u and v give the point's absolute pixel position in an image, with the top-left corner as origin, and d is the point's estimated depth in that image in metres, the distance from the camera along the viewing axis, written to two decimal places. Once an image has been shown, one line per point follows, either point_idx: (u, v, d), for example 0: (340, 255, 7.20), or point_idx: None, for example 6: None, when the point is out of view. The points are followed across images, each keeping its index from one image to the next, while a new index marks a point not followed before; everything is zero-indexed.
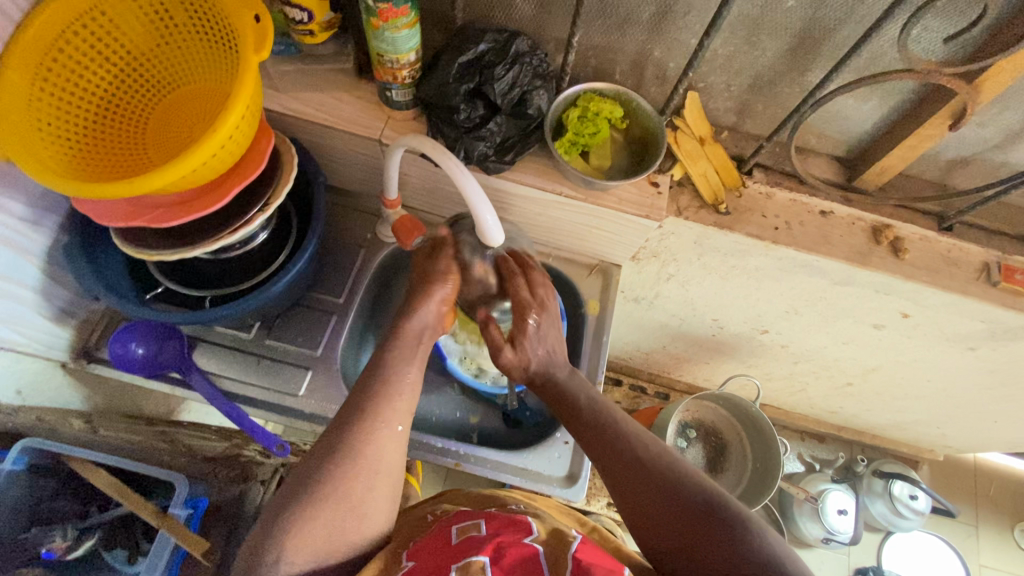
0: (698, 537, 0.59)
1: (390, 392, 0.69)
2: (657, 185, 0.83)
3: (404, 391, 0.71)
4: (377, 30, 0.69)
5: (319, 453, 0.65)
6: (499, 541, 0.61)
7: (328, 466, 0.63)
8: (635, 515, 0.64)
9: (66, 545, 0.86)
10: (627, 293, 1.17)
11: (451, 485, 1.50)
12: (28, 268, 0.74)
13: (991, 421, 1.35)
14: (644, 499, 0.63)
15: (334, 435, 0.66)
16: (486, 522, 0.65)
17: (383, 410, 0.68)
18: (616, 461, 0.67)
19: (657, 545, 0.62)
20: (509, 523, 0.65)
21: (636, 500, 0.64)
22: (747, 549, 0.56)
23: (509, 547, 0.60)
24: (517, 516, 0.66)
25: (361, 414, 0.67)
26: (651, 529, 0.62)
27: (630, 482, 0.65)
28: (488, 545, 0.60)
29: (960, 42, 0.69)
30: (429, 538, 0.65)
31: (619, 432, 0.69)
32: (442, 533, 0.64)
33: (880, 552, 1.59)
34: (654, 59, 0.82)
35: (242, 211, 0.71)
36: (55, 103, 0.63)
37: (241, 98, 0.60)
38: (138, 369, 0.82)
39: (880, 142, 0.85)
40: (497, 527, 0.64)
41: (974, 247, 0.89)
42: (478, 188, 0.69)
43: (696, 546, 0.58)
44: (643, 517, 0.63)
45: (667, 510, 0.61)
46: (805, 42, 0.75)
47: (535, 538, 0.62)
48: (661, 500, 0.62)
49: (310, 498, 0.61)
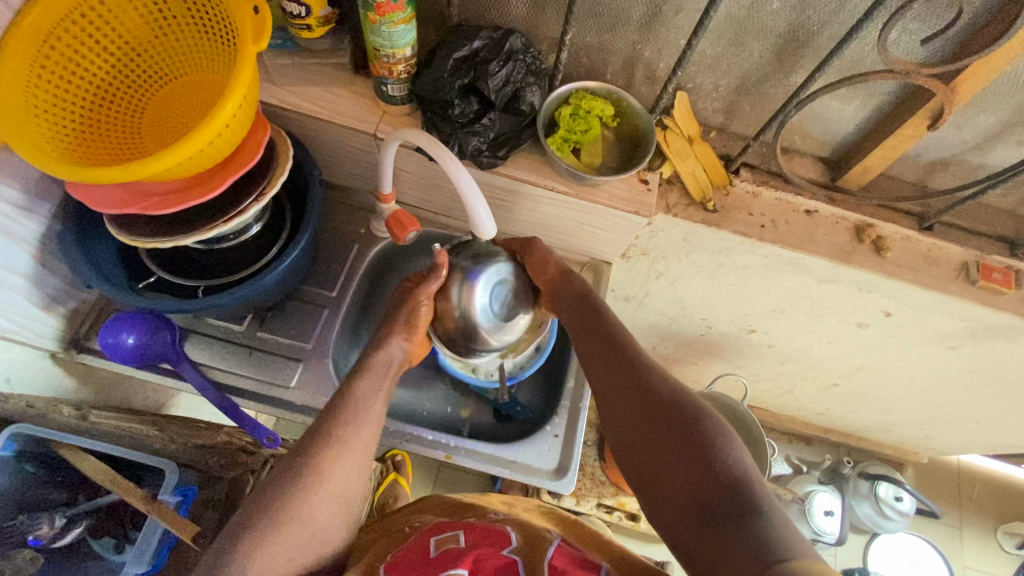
0: (671, 457, 0.58)
1: (354, 419, 0.69)
2: (647, 182, 0.85)
3: (370, 421, 0.70)
4: (374, 24, 0.70)
5: (279, 478, 0.64)
6: (478, 555, 0.61)
7: (288, 496, 0.63)
8: (622, 436, 0.65)
9: (53, 532, 0.87)
10: (618, 292, 1.19)
11: (441, 483, 1.50)
12: (20, 255, 0.75)
13: (973, 422, 1.37)
14: (632, 419, 0.64)
15: (299, 461, 0.65)
16: (465, 534, 0.65)
17: (349, 437, 0.67)
18: (613, 381, 0.68)
19: (636, 460, 0.62)
20: (488, 535, 0.65)
21: (625, 415, 0.65)
22: (715, 468, 0.54)
23: (487, 560, 0.60)
24: (496, 527, 0.67)
25: (326, 439, 0.66)
26: (634, 440, 0.63)
27: (622, 402, 0.66)
28: (468, 557, 0.60)
29: (936, 45, 0.72)
30: (407, 550, 0.65)
31: (625, 353, 0.69)
32: (420, 546, 0.64)
33: (865, 553, 1.61)
34: (645, 58, 0.84)
35: (237, 200, 0.72)
36: (53, 91, 0.64)
37: (240, 87, 0.61)
38: (129, 360, 0.82)
39: (864, 142, 0.88)
40: (476, 540, 0.64)
41: (954, 247, 0.92)
42: (468, 176, 0.71)
43: (668, 464, 0.58)
44: (630, 430, 0.64)
45: (650, 428, 0.61)
46: (790, 44, 0.77)
47: (512, 549, 0.63)
48: (646, 418, 0.62)
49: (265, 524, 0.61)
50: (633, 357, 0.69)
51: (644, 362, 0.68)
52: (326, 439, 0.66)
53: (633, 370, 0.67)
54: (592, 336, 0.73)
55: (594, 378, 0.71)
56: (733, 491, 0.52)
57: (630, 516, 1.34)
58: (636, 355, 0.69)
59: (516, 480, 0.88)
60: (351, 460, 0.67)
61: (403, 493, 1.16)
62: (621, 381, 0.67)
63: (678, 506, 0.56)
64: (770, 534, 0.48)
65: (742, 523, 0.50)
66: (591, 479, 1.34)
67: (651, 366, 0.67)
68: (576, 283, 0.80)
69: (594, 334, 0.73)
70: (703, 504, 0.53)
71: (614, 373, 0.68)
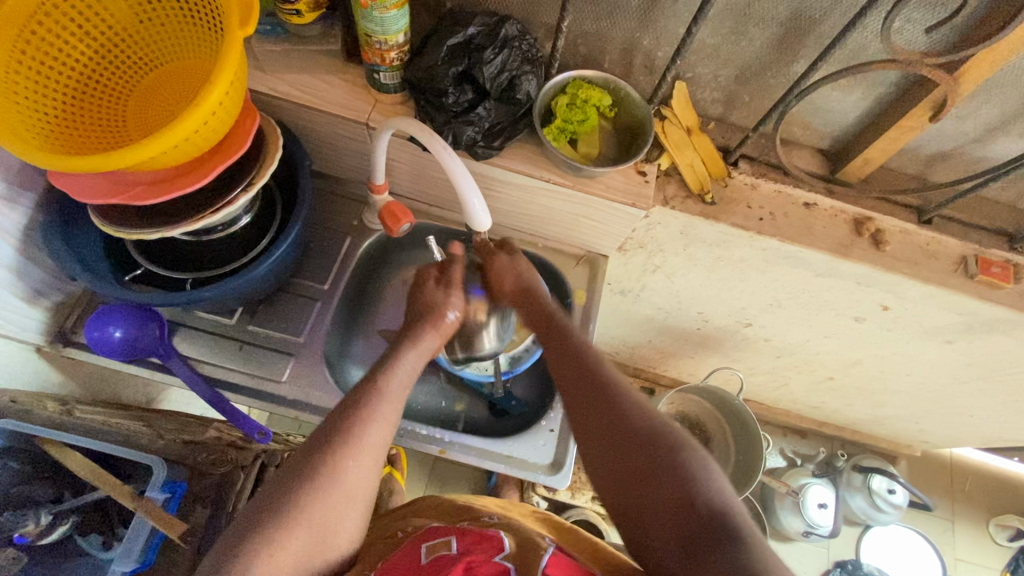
0: (649, 487, 0.57)
1: (366, 419, 0.66)
2: (644, 174, 0.83)
3: (384, 424, 0.67)
4: (366, 9, 0.68)
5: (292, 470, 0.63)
6: (469, 560, 0.60)
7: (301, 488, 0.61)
8: (592, 461, 0.62)
9: (38, 530, 0.86)
10: (614, 286, 1.18)
11: (435, 476, 1.49)
12: (2, 246, 0.73)
13: (967, 415, 1.38)
14: (604, 445, 0.61)
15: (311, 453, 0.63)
16: (457, 538, 0.64)
17: (361, 440, 0.65)
18: (582, 403, 0.65)
19: (604, 473, 0.61)
20: (481, 539, 0.64)
21: (588, 427, 0.63)
22: (699, 499, 0.54)
23: (479, 566, 0.59)
24: (489, 532, 0.66)
25: (336, 439, 0.64)
26: (600, 453, 0.61)
27: (592, 428, 0.63)
28: (460, 564, 0.59)
29: (940, 34, 0.71)
30: (398, 559, 0.63)
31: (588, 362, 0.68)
32: (411, 553, 0.63)
33: (858, 545, 1.62)
34: (643, 47, 0.82)
35: (225, 190, 0.70)
36: (34, 77, 0.62)
37: (226, 72, 0.59)
38: (116, 353, 0.80)
39: (865, 134, 0.87)
40: (468, 545, 0.63)
41: (953, 241, 0.91)
42: (464, 169, 0.69)
43: (645, 489, 0.57)
44: (594, 442, 0.62)
45: (626, 456, 0.59)
46: (791, 33, 0.76)
47: (506, 555, 0.61)
48: (620, 444, 0.60)
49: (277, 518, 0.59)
50: (599, 375, 0.66)
51: (610, 381, 0.66)
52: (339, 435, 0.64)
53: (598, 386, 0.65)
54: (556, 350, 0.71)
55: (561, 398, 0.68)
56: (719, 524, 0.53)
57: None
58: (601, 373, 0.67)
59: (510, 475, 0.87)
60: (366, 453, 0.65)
61: (398, 488, 1.14)
62: (584, 393, 0.65)
63: (655, 527, 0.55)
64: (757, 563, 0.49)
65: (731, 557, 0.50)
66: (585, 473, 1.33)
67: (620, 385, 0.65)
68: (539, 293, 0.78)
69: (559, 349, 0.71)
70: (684, 536, 0.53)
71: (580, 394, 0.66)
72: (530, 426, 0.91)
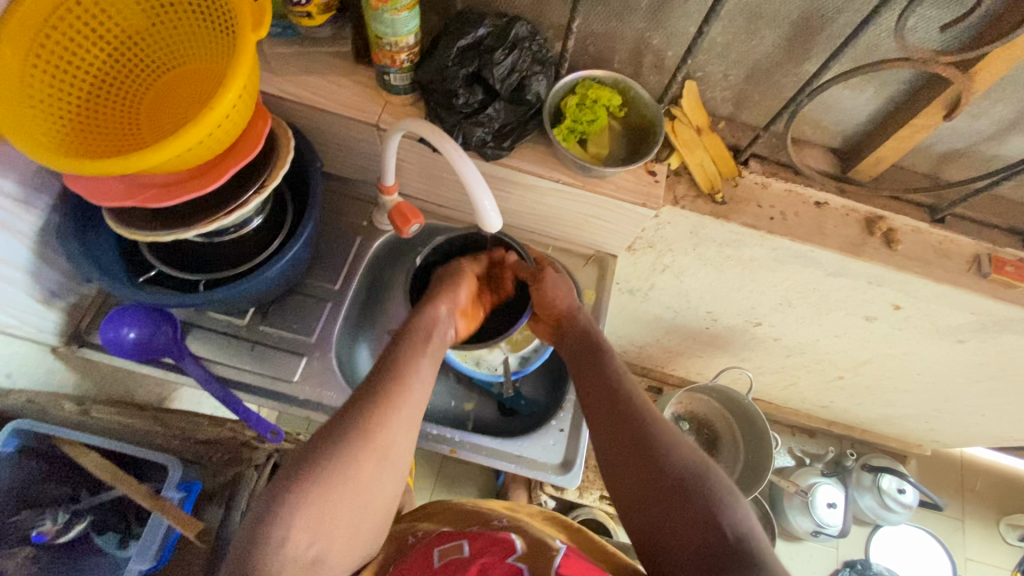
0: (674, 508, 0.61)
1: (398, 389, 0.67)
2: (654, 174, 0.84)
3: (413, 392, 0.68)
4: (376, 11, 0.68)
5: (331, 433, 0.63)
6: (482, 563, 0.61)
7: (340, 447, 0.62)
8: (617, 483, 0.67)
9: (56, 528, 0.89)
10: (622, 286, 1.18)
11: (443, 475, 1.49)
12: (18, 248, 0.73)
13: (979, 415, 1.37)
14: (632, 466, 0.66)
15: (349, 414, 0.64)
16: (469, 542, 0.65)
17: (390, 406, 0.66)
18: (613, 426, 0.70)
19: (628, 494, 0.66)
20: (492, 542, 0.64)
21: (614, 451, 0.68)
22: (722, 522, 0.59)
23: (493, 568, 0.60)
24: (500, 534, 0.66)
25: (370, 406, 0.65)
26: (624, 475, 0.66)
27: (621, 451, 0.68)
28: (472, 566, 0.60)
29: (954, 31, 0.70)
30: (412, 563, 0.64)
31: (616, 388, 0.73)
32: (425, 556, 0.64)
33: (868, 545, 1.61)
34: (653, 47, 0.82)
35: (237, 193, 0.70)
36: (49, 81, 0.62)
37: (240, 75, 0.59)
38: (130, 354, 0.81)
39: (876, 133, 0.86)
40: (479, 548, 0.63)
41: (965, 240, 0.90)
42: (474, 169, 0.69)
43: (666, 512, 0.62)
44: (618, 466, 0.67)
45: (649, 479, 0.64)
46: (803, 31, 0.75)
47: (518, 557, 0.62)
48: (646, 469, 0.65)
49: (315, 477, 0.60)
50: (629, 401, 0.71)
51: (640, 408, 0.70)
52: (374, 400, 0.66)
53: (623, 413, 0.70)
54: (589, 375, 0.76)
55: (590, 420, 0.73)
56: (740, 547, 0.57)
57: None
58: (632, 399, 0.71)
59: (522, 475, 0.88)
60: (398, 417, 0.66)
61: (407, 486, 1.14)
62: (610, 418, 0.70)
63: (676, 545, 0.60)
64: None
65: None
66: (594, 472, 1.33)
67: (650, 411, 0.70)
68: (581, 322, 0.81)
69: (592, 374, 0.76)
70: (704, 555, 0.58)
71: (612, 418, 0.70)
72: (539, 426, 0.91)
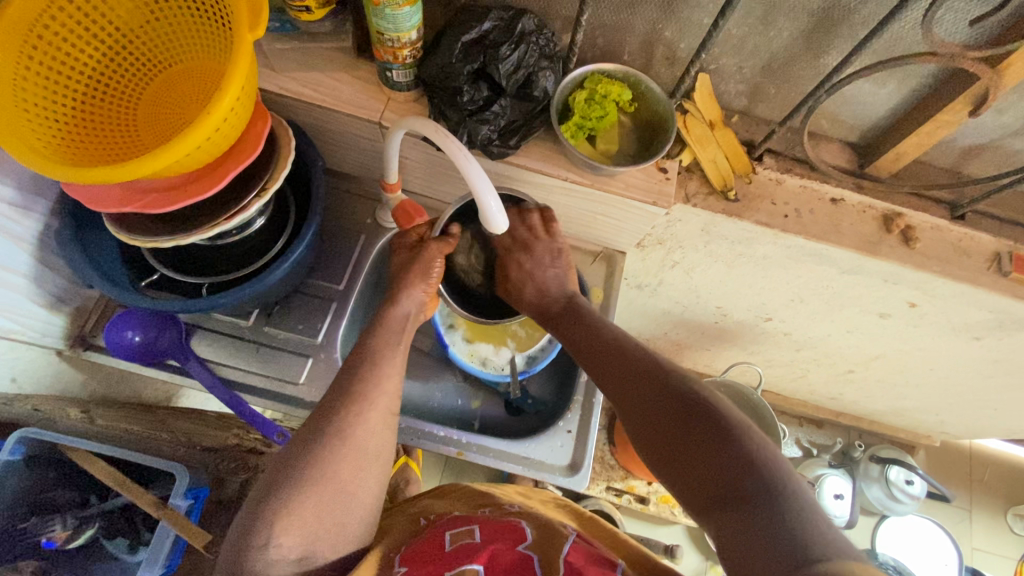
0: (690, 446, 0.55)
1: (376, 373, 0.67)
2: (665, 171, 0.81)
3: (393, 373, 0.68)
4: (377, 7, 0.65)
5: (313, 424, 0.64)
6: (492, 550, 0.60)
7: (322, 433, 0.62)
8: (634, 433, 0.62)
9: (65, 534, 0.89)
10: (631, 280, 1.15)
11: (452, 468, 1.50)
12: (17, 253, 0.72)
13: (991, 409, 1.35)
14: (653, 425, 0.59)
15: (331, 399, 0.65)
16: (479, 528, 0.64)
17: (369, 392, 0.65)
18: (622, 381, 0.65)
19: (645, 442, 0.60)
20: (503, 529, 0.63)
21: (626, 403, 0.63)
22: (737, 451, 0.51)
23: (502, 555, 0.59)
24: (511, 522, 0.65)
25: (349, 398, 0.65)
26: (638, 425, 0.61)
27: (632, 402, 0.63)
28: (483, 553, 0.59)
29: (983, 25, 0.67)
30: (421, 546, 0.64)
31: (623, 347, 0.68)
32: (436, 540, 0.64)
33: (874, 535, 1.60)
34: (665, 39, 0.79)
35: (239, 197, 0.68)
36: (42, 84, 0.60)
37: (236, 78, 0.56)
38: (134, 357, 0.80)
39: (896, 127, 0.83)
40: (491, 534, 0.62)
41: (986, 237, 0.87)
42: (475, 165, 0.65)
43: (684, 450, 0.55)
44: (632, 417, 0.62)
45: (661, 424, 0.58)
46: (823, 23, 0.72)
47: (528, 545, 0.61)
48: (657, 415, 0.59)
49: (299, 474, 0.60)
50: (636, 357, 0.66)
51: (648, 360, 0.65)
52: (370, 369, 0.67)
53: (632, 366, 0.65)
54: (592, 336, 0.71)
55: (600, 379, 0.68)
56: (779, 496, 0.47)
57: (639, 499, 1.38)
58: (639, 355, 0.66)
59: (528, 476, 0.87)
60: (382, 397, 0.66)
61: (413, 478, 1.24)
62: (619, 373, 0.66)
63: (698, 484, 0.53)
64: (820, 544, 0.43)
65: (792, 534, 0.45)
66: (601, 463, 1.37)
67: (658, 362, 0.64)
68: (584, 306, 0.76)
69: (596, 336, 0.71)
70: (724, 491, 0.50)
71: (621, 374, 0.65)
72: (547, 425, 0.90)
